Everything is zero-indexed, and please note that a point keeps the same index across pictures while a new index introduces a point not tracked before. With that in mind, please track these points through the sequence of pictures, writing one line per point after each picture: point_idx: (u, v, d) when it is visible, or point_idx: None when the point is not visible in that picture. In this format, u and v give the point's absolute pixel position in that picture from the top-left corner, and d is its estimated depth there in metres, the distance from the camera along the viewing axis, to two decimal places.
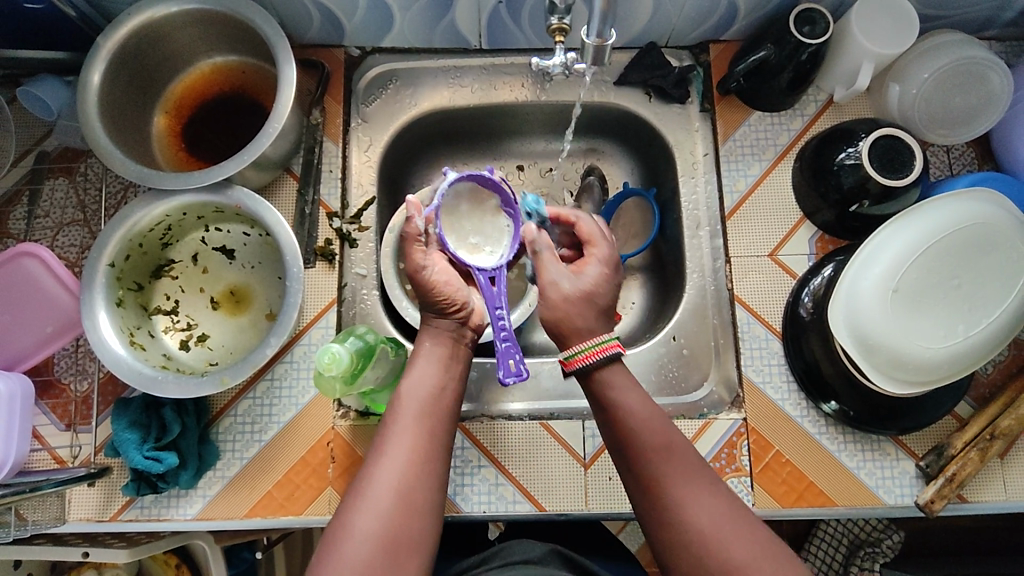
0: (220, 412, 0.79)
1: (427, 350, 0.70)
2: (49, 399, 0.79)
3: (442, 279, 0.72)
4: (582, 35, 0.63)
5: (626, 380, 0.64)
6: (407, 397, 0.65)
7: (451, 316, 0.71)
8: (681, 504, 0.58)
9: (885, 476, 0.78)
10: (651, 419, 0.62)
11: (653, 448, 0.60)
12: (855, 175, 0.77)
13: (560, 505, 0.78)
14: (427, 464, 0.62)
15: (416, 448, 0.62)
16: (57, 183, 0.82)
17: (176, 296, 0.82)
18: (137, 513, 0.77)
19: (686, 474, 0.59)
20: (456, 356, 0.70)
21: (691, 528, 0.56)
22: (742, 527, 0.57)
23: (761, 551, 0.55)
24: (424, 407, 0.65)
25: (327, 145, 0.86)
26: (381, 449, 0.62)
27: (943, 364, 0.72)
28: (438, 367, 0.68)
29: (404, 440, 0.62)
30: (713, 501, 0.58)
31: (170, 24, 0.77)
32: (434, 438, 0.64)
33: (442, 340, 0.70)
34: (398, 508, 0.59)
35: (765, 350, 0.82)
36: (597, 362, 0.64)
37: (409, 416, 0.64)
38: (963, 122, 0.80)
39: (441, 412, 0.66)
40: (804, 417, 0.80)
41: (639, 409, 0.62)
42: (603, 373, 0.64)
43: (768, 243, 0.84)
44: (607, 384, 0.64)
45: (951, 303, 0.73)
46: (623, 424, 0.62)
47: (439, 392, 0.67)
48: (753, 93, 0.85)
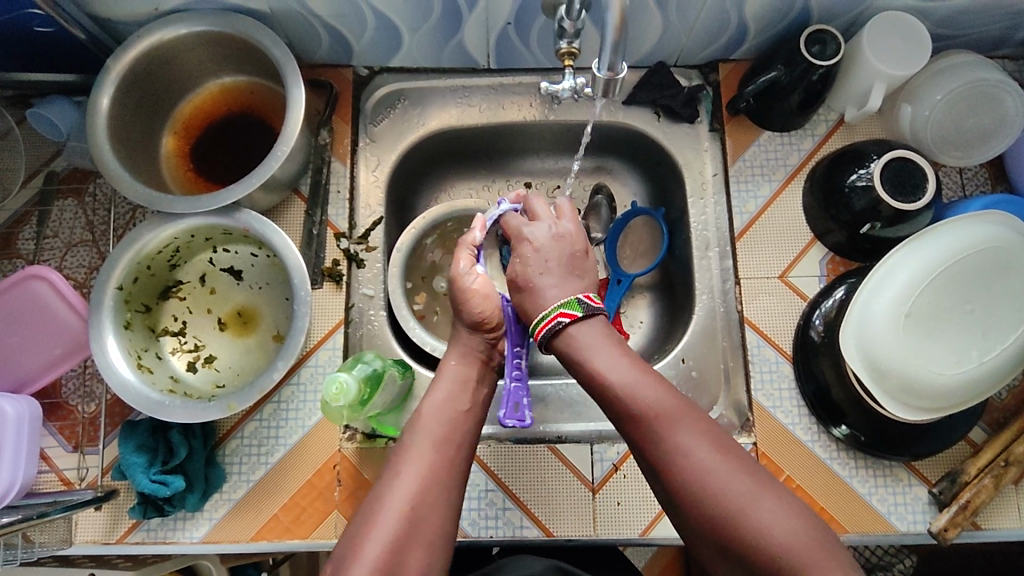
0: (227, 434, 0.79)
1: (452, 368, 0.69)
2: (56, 421, 0.79)
3: (480, 290, 0.72)
4: (593, 67, 0.62)
5: (592, 334, 0.62)
6: (427, 419, 0.64)
7: (481, 335, 0.72)
8: (669, 450, 0.55)
9: (898, 502, 0.77)
10: (625, 371, 0.59)
11: (628, 397, 0.58)
12: (867, 198, 0.76)
13: (568, 530, 0.77)
14: (440, 490, 0.60)
15: (429, 471, 0.60)
16: (66, 204, 0.83)
17: (183, 316, 0.81)
18: (143, 536, 0.77)
19: (667, 416, 0.56)
20: (480, 378, 0.70)
21: (682, 472, 0.54)
22: (737, 472, 0.53)
23: (762, 496, 0.52)
24: (441, 428, 0.64)
25: (336, 165, 0.86)
26: (394, 471, 0.60)
27: (957, 390, 0.71)
28: (461, 391, 0.67)
29: (418, 461, 0.61)
30: (700, 442, 0.55)
31: (179, 47, 0.77)
32: (450, 463, 0.62)
33: (469, 360, 0.70)
34: (405, 532, 0.56)
35: (775, 373, 0.81)
36: (558, 329, 0.63)
37: (427, 437, 0.63)
38: (976, 144, 0.79)
39: (457, 435, 0.64)
40: (815, 442, 0.79)
41: (609, 365, 0.60)
42: (568, 335, 0.63)
43: (778, 264, 0.84)
44: (573, 347, 0.63)
45: (964, 328, 0.72)
46: (596, 379, 0.60)
47: (460, 415, 0.65)
48: (763, 112, 0.84)
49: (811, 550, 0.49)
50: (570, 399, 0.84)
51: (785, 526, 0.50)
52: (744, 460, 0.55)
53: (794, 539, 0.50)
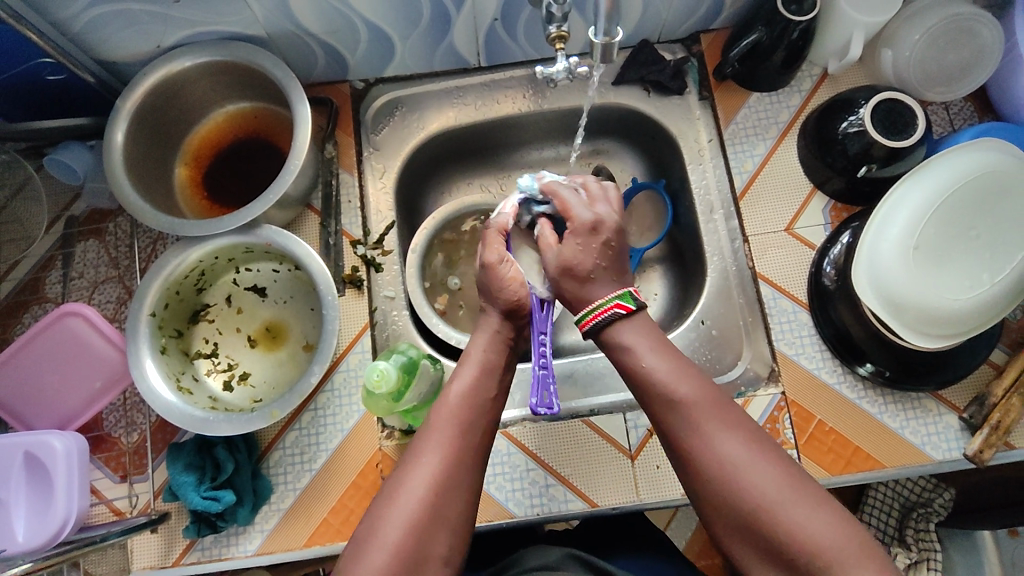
0: (269, 446, 0.81)
1: (478, 354, 0.70)
2: (102, 453, 0.81)
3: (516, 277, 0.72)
4: (589, 36, 0.63)
5: (635, 332, 0.65)
6: (452, 403, 0.65)
7: (508, 320, 0.72)
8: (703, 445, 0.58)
9: (930, 433, 0.78)
10: (668, 367, 0.62)
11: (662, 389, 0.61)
12: (861, 142, 0.79)
13: (611, 499, 0.78)
14: (461, 475, 0.61)
15: (449, 456, 0.62)
16: (89, 244, 0.85)
17: (214, 338, 0.84)
18: (199, 555, 0.78)
19: (703, 413, 0.59)
20: (505, 364, 0.71)
21: (713, 469, 0.57)
22: (769, 468, 0.56)
23: (794, 496, 0.54)
24: (463, 414, 0.65)
25: (344, 176, 0.89)
26: (413, 458, 0.62)
27: (973, 313, 0.73)
28: (487, 373, 0.68)
29: (438, 447, 0.62)
30: (738, 442, 0.57)
31: (184, 80, 0.80)
32: (471, 449, 0.63)
33: (495, 346, 0.70)
34: (426, 518, 0.58)
35: (794, 322, 0.83)
36: (605, 322, 0.65)
37: (445, 424, 0.64)
38: (959, 77, 0.81)
39: (478, 421, 0.65)
40: (842, 384, 0.80)
41: (649, 359, 0.63)
42: (611, 330, 0.66)
43: (783, 218, 0.86)
44: (618, 338, 0.65)
45: (971, 253, 0.74)
46: (635, 374, 0.63)
47: (485, 403, 0.66)
48: (750, 74, 0.87)
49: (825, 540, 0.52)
50: (597, 373, 0.86)
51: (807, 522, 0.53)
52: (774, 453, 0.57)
53: (827, 542, 0.52)
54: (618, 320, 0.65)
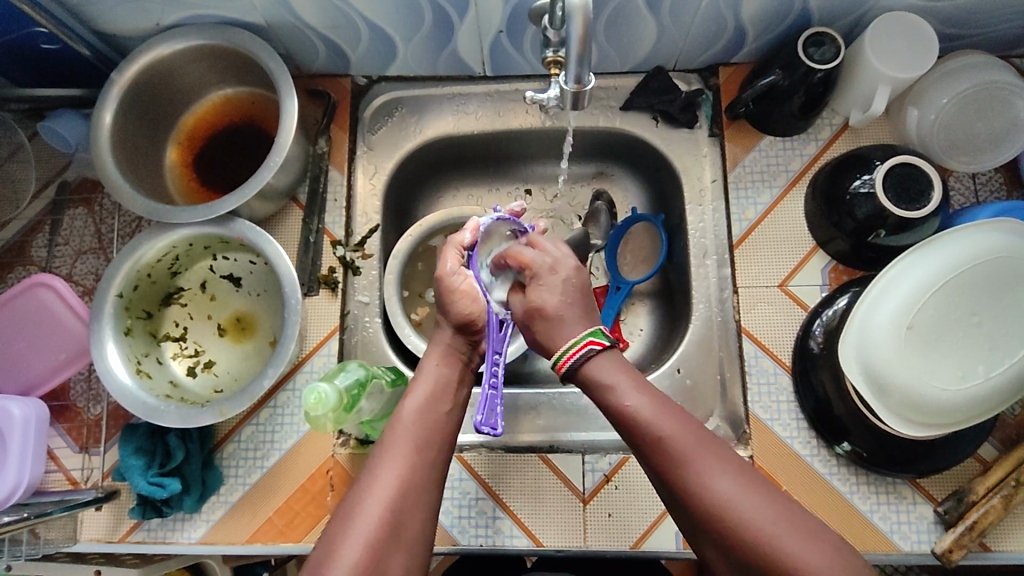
0: (224, 438, 0.80)
1: (433, 368, 0.66)
2: (64, 422, 0.82)
3: (467, 291, 0.68)
4: (561, 81, 0.62)
5: (614, 369, 0.59)
6: (407, 419, 0.61)
7: (461, 335, 0.68)
8: (698, 487, 0.52)
9: (901, 521, 0.74)
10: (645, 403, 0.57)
11: (651, 427, 0.55)
12: (870, 205, 0.73)
13: (557, 541, 0.76)
14: (420, 491, 0.57)
15: (409, 470, 0.58)
16: (77, 213, 0.86)
17: (184, 322, 0.83)
18: (144, 535, 0.79)
19: (695, 450, 0.54)
20: (461, 377, 0.67)
21: (715, 511, 0.51)
22: (764, 503, 0.51)
23: (789, 522, 0.50)
24: (423, 426, 0.61)
25: (333, 173, 0.87)
26: (373, 472, 0.57)
27: (962, 407, 0.68)
28: (443, 389, 0.65)
29: (398, 462, 0.58)
30: (728, 475, 0.52)
31: (180, 60, 0.79)
32: (430, 465, 0.60)
33: (450, 361, 0.67)
34: (385, 538, 0.54)
35: (773, 384, 0.79)
36: (582, 362, 0.60)
37: (406, 438, 0.60)
38: (986, 148, 0.76)
39: (434, 433, 0.61)
40: (815, 457, 0.77)
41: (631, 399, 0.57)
42: (591, 367, 0.60)
43: (778, 273, 0.81)
44: (597, 377, 0.59)
45: (969, 342, 0.68)
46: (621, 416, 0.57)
47: (441, 416, 0.63)
48: (764, 117, 0.82)
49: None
50: (564, 407, 0.83)
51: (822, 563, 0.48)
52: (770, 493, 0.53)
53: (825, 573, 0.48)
54: (593, 359, 0.60)
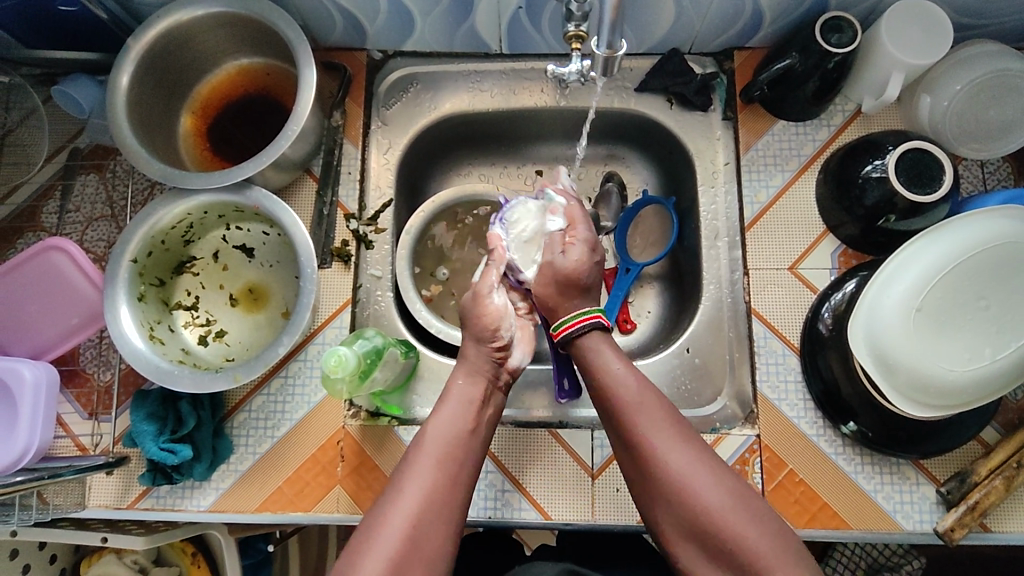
0: (235, 407, 0.81)
1: (459, 389, 0.66)
2: (74, 388, 0.81)
3: (497, 310, 0.69)
4: (592, 46, 0.62)
5: (603, 348, 0.66)
6: (431, 438, 0.62)
7: (489, 352, 0.68)
8: (678, 485, 0.58)
9: (904, 500, 0.75)
10: (627, 376, 0.63)
11: (643, 423, 0.60)
12: (881, 189, 0.74)
13: (565, 514, 0.77)
14: (443, 509, 0.58)
15: (436, 485, 0.59)
16: (88, 178, 0.85)
17: (196, 292, 0.83)
18: (153, 502, 0.79)
19: (656, 426, 0.60)
20: (486, 399, 0.67)
21: (701, 513, 0.56)
22: (713, 474, 0.58)
23: (739, 505, 0.56)
24: (450, 445, 0.62)
25: (347, 147, 0.87)
26: (400, 487, 0.59)
27: (968, 388, 0.68)
28: (467, 407, 0.65)
29: (422, 479, 0.59)
30: (681, 451, 0.59)
31: (198, 27, 0.79)
32: (457, 483, 0.60)
33: (473, 379, 0.67)
34: (409, 550, 0.55)
35: (781, 365, 0.80)
36: (576, 334, 0.67)
37: (432, 458, 0.60)
38: (997, 136, 0.77)
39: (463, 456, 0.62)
40: (821, 436, 0.78)
41: (615, 369, 0.64)
42: (585, 340, 0.67)
43: (788, 256, 0.82)
44: (585, 351, 0.66)
45: (977, 325, 0.68)
46: (599, 385, 0.64)
47: (468, 435, 0.63)
48: (778, 101, 0.83)
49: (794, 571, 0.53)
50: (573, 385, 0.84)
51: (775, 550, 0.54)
52: (753, 496, 0.58)
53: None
54: (593, 331, 0.67)
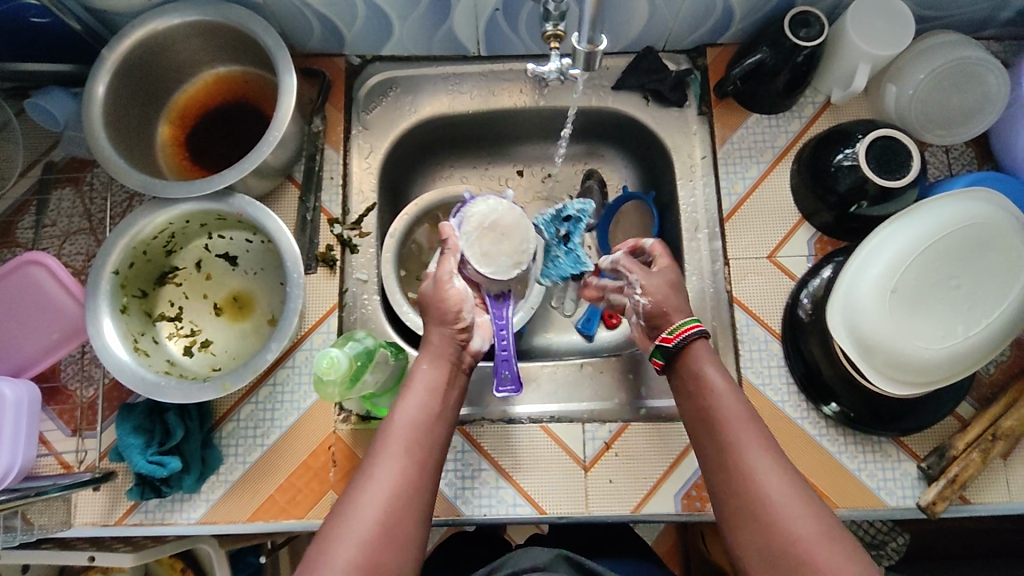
0: (223, 417, 0.80)
1: (424, 374, 0.67)
2: (56, 405, 0.80)
3: (458, 295, 0.69)
4: (572, 42, 0.64)
5: (712, 359, 0.66)
6: (400, 424, 0.63)
7: (453, 334, 0.69)
8: (771, 513, 0.57)
9: (887, 478, 0.77)
10: (733, 398, 0.63)
11: (738, 448, 0.60)
12: (853, 177, 0.77)
13: (560, 508, 0.78)
14: (412, 497, 0.59)
15: (407, 467, 0.60)
16: (64, 192, 0.84)
17: (179, 302, 0.83)
18: (142, 517, 0.78)
19: (761, 450, 0.60)
20: (452, 383, 0.67)
21: (786, 543, 0.55)
22: (804, 502, 0.57)
23: (826, 535, 0.55)
24: (417, 432, 0.63)
25: (328, 152, 0.87)
26: (367, 475, 0.59)
27: (943, 365, 0.71)
28: (433, 393, 0.66)
29: (392, 467, 0.60)
30: (780, 477, 0.58)
31: (174, 36, 0.78)
32: (424, 470, 0.61)
33: (439, 363, 0.67)
34: (381, 536, 0.56)
35: (764, 351, 0.82)
36: (692, 339, 0.67)
37: (399, 445, 0.61)
38: (961, 122, 0.80)
39: (429, 443, 0.63)
40: (805, 419, 0.80)
41: (720, 384, 0.64)
42: (694, 348, 0.67)
43: (766, 245, 0.84)
44: (693, 362, 0.66)
45: (949, 303, 0.71)
46: (704, 396, 0.64)
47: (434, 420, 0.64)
48: (751, 95, 0.85)
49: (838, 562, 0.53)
50: (561, 380, 0.85)
51: (818, 539, 0.55)
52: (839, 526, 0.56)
53: None
54: (700, 341, 0.67)
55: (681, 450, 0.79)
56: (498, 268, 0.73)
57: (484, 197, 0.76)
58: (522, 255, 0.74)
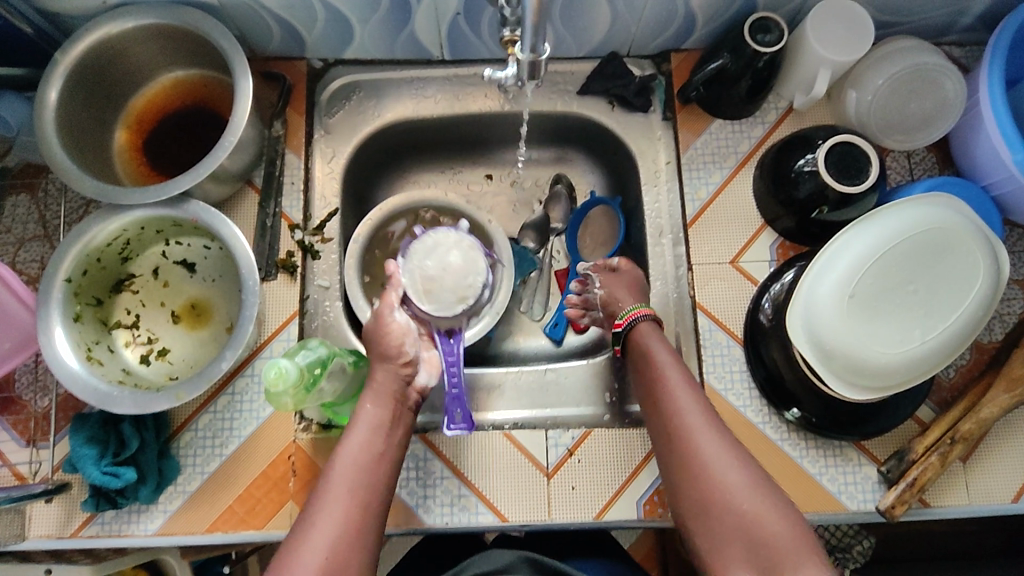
0: (181, 426, 0.79)
1: (368, 413, 0.66)
2: (9, 415, 0.79)
3: (399, 327, 0.70)
4: (517, 50, 0.63)
5: (656, 338, 0.73)
6: (342, 466, 0.62)
7: (398, 370, 0.69)
8: (702, 462, 0.62)
9: (848, 482, 0.78)
10: (673, 366, 0.70)
11: (674, 406, 0.67)
12: (813, 182, 0.77)
13: (522, 515, 0.77)
14: (356, 537, 0.59)
15: (350, 514, 0.60)
16: (19, 199, 0.82)
17: (136, 310, 0.81)
18: (97, 529, 0.76)
19: (692, 408, 0.66)
20: (397, 419, 0.67)
21: (716, 488, 0.61)
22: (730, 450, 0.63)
23: (749, 479, 0.61)
24: (358, 472, 0.62)
25: (289, 157, 0.86)
26: (309, 522, 0.59)
27: (900, 370, 0.71)
28: (376, 432, 0.65)
29: (334, 513, 0.59)
30: (712, 431, 0.64)
31: (128, 39, 0.77)
32: (367, 510, 0.61)
33: (383, 400, 0.67)
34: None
35: (727, 356, 0.82)
36: (637, 323, 0.75)
37: (342, 488, 0.61)
38: (920, 128, 0.80)
39: (372, 481, 0.63)
40: (766, 424, 0.80)
41: (662, 356, 0.71)
42: (638, 331, 0.74)
43: (729, 250, 0.84)
44: (639, 340, 0.73)
45: (905, 308, 0.71)
46: (649, 368, 0.71)
47: (377, 458, 0.64)
48: (714, 100, 0.85)
49: (797, 547, 0.56)
50: (525, 387, 0.85)
51: (786, 533, 0.57)
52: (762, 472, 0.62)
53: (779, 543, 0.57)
54: (646, 323, 0.74)
55: (644, 456, 0.79)
56: (442, 305, 0.78)
57: (442, 232, 0.82)
58: (466, 291, 0.79)
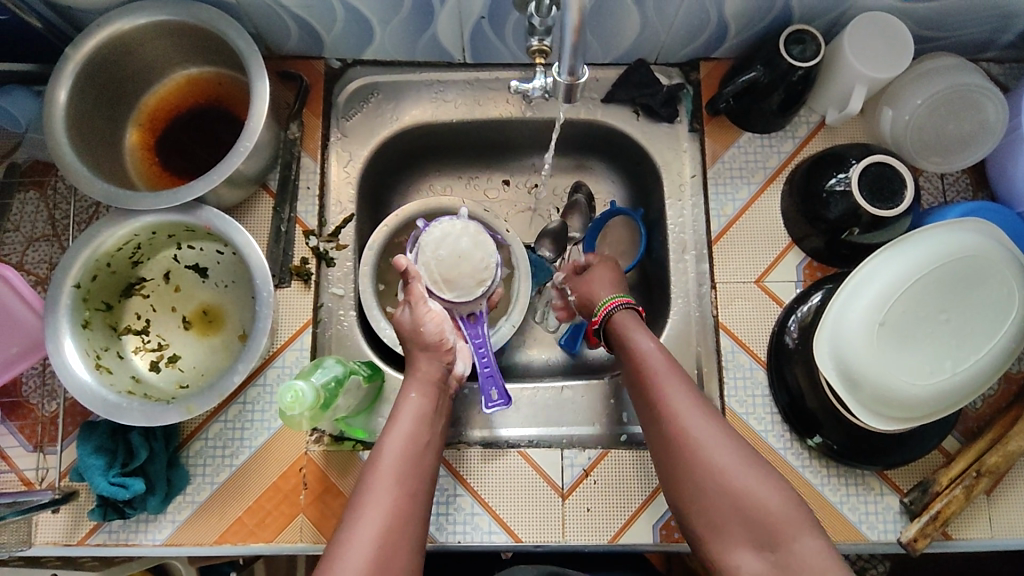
0: (190, 435, 0.77)
1: (413, 402, 0.66)
2: (17, 419, 0.77)
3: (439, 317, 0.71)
4: (554, 72, 0.61)
5: (635, 323, 0.71)
6: (388, 454, 0.61)
7: (443, 363, 0.70)
8: (699, 450, 0.61)
9: (869, 511, 0.76)
10: (656, 354, 0.67)
11: (660, 394, 0.64)
12: (845, 203, 0.74)
13: (536, 536, 0.76)
14: (406, 521, 0.58)
15: (400, 499, 0.58)
16: (27, 197, 0.80)
17: (147, 315, 0.79)
18: (104, 538, 0.75)
19: (680, 395, 0.64)
20: (438, 410, 0.67)
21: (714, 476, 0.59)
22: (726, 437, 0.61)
23: (747, 465, 0.60)
24: (403, 454, 0.62)
25: (305, 160, 0.84)
26: (361, 502, 0.58)
27: (930, 401, 0.69)
28: (422, 421, 0.65)
29: (387, 495, 0.58)
30: (704, 418, 0.62)
31: (141, 36, 0.74)
32: (418, 493, 0.60)
33: (428, 390, 0.67)
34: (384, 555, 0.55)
35: (749, 379, 0.80)
36: (613, 313, 0.72)
37: (389, 473, 0.60)
38: (957, 150, 0.78)
39: (418, 464, 0.62)
40: (787, 450, 0.78)
41: (645, 344, 0.68)
42: (619, 318, 0.72)
43: (755, 269, 0.82)
44: (620, 327, 0.71)
45: (938, 336, 0.69)
46: (632, 354, 0.68)
47: (423, 447, 0.63)
48: (744, 113, 0.82)
49: (801, 531, 0.56)
50: (541, 403, 0.83)
51: (779, 507, 0.57)
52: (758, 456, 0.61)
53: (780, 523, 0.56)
54: (629, 312, 0.72)
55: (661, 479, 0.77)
56: (462, 291, 0.78)
57: (448, 221, 0.80)
58: (484, 273, 0.78)
